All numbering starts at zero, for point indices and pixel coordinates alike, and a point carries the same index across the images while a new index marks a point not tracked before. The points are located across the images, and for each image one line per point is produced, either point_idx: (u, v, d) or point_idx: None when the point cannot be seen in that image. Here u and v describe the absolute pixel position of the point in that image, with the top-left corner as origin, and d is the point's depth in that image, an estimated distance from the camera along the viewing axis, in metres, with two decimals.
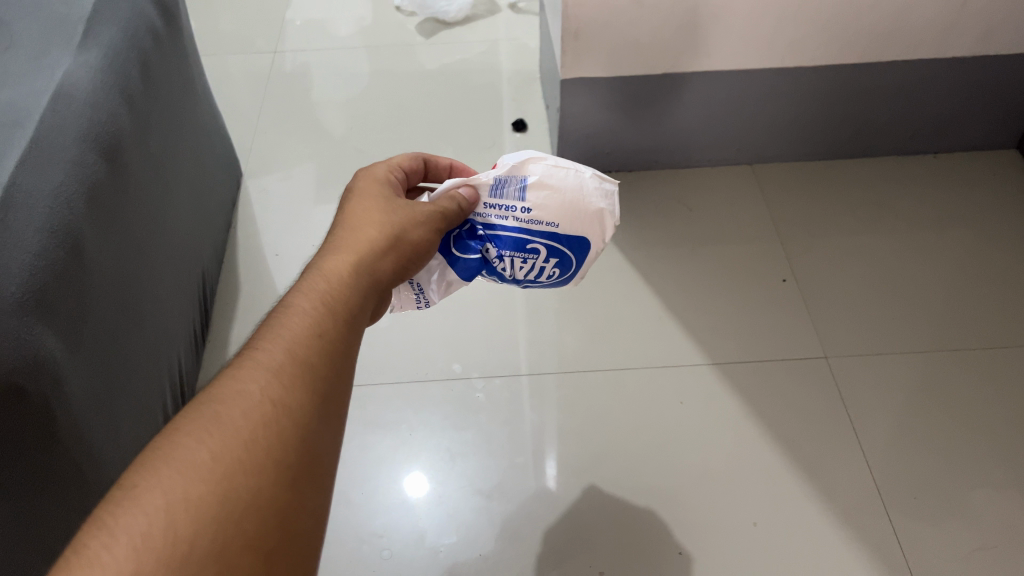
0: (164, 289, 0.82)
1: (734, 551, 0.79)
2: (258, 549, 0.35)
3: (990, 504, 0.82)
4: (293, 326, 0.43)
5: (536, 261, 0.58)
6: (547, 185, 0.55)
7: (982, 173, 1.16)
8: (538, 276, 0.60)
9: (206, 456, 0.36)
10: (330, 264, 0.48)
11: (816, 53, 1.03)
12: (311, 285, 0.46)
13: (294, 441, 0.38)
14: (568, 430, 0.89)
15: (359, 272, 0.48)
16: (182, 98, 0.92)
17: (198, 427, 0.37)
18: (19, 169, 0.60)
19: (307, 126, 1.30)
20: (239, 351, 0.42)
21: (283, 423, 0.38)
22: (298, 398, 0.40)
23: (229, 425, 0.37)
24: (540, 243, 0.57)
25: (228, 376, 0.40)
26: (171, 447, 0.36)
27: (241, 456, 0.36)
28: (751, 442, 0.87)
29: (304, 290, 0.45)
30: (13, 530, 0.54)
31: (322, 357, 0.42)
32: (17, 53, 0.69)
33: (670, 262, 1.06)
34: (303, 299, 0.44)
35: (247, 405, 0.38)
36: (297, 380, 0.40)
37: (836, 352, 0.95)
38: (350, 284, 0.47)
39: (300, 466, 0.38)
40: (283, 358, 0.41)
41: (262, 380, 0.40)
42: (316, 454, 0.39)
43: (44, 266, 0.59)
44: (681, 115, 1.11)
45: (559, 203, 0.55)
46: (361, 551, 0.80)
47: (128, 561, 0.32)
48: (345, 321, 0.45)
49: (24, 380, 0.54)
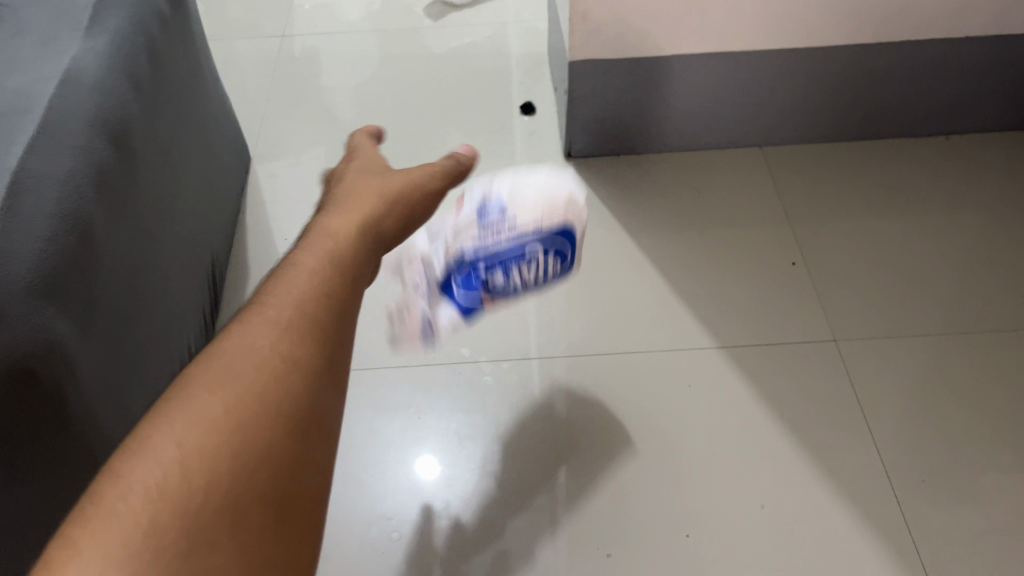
0: (173, 273, 0.82)
1: (741, 533, 0.79)
2: (267, 498, 0.38)
3: (997, 488, 0.81)
4: (298, 286, 0.46)
5: (536, 257, 0.72)
6: (516, 205, 0.72)
7: (996, 154, 1.15)
8: (547, 270, 0.74)
9: (219, 410, 0.39)
10: (333, 225, 0.52)
11: (826, 33, 1.02)
12: (316, 244, 0.50)
13: (300, 396, 0.41)
14: (577, 413, 0.89)
15: (360, 234, 0.52)
16: (190, 83, 0.92)
17: (211, 381, 0.40)
18: (28, 154, 0.60)
19: (316, 110, 1.30)
20: (247, 309, 0.46)
21: (291, 376, 0.42)
22: (305, 354, 0.43)
23: (241, 379, 0.41)
24: (532, 244, 0.72)
25: (238, 333, 0.43)
26: (185, 400, 0.39)
27: (252, 409, 0.40)
28: (759, 426, 0.87)
29: (310, 248, 0.49)
30: (24, 508, 0.55)
31: (328, 315, 0.45)
32: (24, 40, 0.69)
33: (679, 244, 1.06)
34: (308, 256, 0.48)
35: (257, 362, 0.42)
36: (306, 335, 0.44)
37: (845, 335, 0.95)
38: (351, 246, 0.50)
39: (307, 421, 0.41)
40: (290, 317, 0.44)
41: (271, 337, 0.43)
42: (323, 409, 0.42)
43: (52, 251, 0.59)
44: (690, 97, 1.10)
45: (528, 212, 0.72)
46: (370, 534, 0.81)
47: (144, 511, 0.35)
48: (349, 280, 0.48)
49: (34, 363, 0.55)
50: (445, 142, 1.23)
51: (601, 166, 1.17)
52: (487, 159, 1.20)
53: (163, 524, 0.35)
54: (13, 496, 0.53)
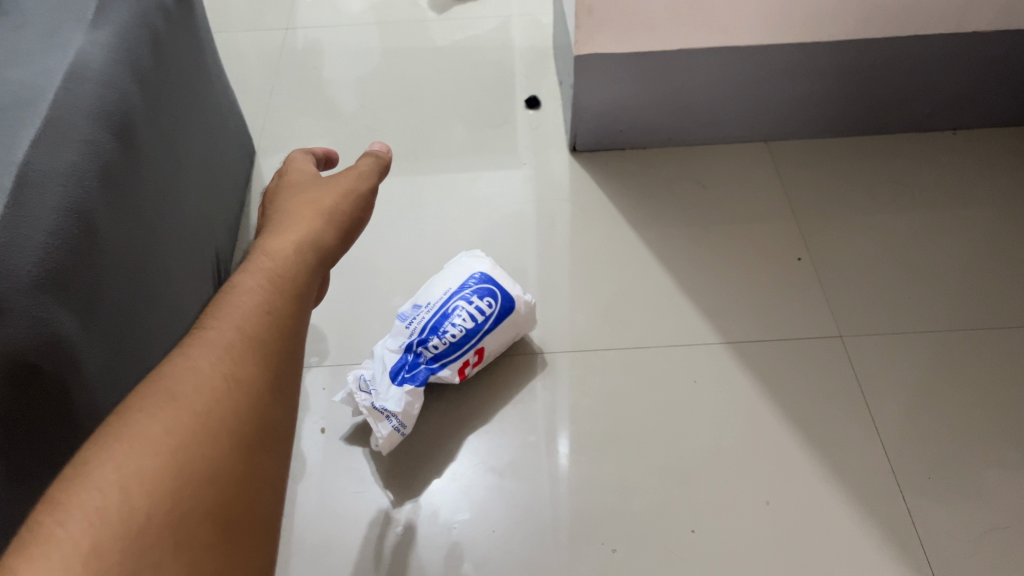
0: (178, 267, 0.82)
1: (746, 529, 0.79)
2: (213, 517, 0.39)
3: (1002, 485, 0.81)
4: (240, 307, 0.47)
5: (461, 309, 0.87)
6: (434, 284, 0.92)
7: (1002, 150, 1.15)
8: (482, 314, 0.87)
9: (159, 432, 0.40)
10: (274, 244, 0.53)
11: (832, 28, 1.02)
12: (255, 265, 0.51)
13: (244, 414, 0.42)
14: (581, 408, 0.89)
15: (301, 249, 0.54)
16: (195, 76, 0.92)
17: (150, 404, 0.41)
18: (33, 148, 0.60)
19: (318, 104, 1.30)
20: (189, 332, 0.47)
21: (232, 396, 0.43)
22: (247, 373, 0.44)
23: (182, 401, 0.41)
24: (452, 302, 0.88)
25: (180, 355, 0.44)
26: (123, 424, 0.40)
27: (194, 429, 0.40)
28: (763, 422, 0.87)
29: (251, 268, 0.51)
30: (29, 503, 0.55)
31: (270, 333, 0.47)
32: (28, 33, 0.69)
33: (684, 239, 1.06)
34: (247, 278, 0.50)
35: (199, 381, 0.43)
36: (248, 354, 0.45)
37: (850, 331, 0.95)
38: (291, 262, 0.52)
39: (253, 439, 0.42)
40: (232, 336, 0.45)
41: (212, 357, 0.44)
42: (270, 426, 0.44)
43: (58, 245, 0.59)
44: (695, 91, 1.10)
45: (438, 291, 0.90)
46: (374, 528, 0.80)
47: (85, 537, 0.35)
48: (292, 297, 0.50)
49: (38, 358, 0.55)
50: (449, 136, 1.23)
51: (606, 161, 1.17)
52: (491, 153, 1.19)
53: (105, 548, 0.35)
54: (17, 491, 0.54)
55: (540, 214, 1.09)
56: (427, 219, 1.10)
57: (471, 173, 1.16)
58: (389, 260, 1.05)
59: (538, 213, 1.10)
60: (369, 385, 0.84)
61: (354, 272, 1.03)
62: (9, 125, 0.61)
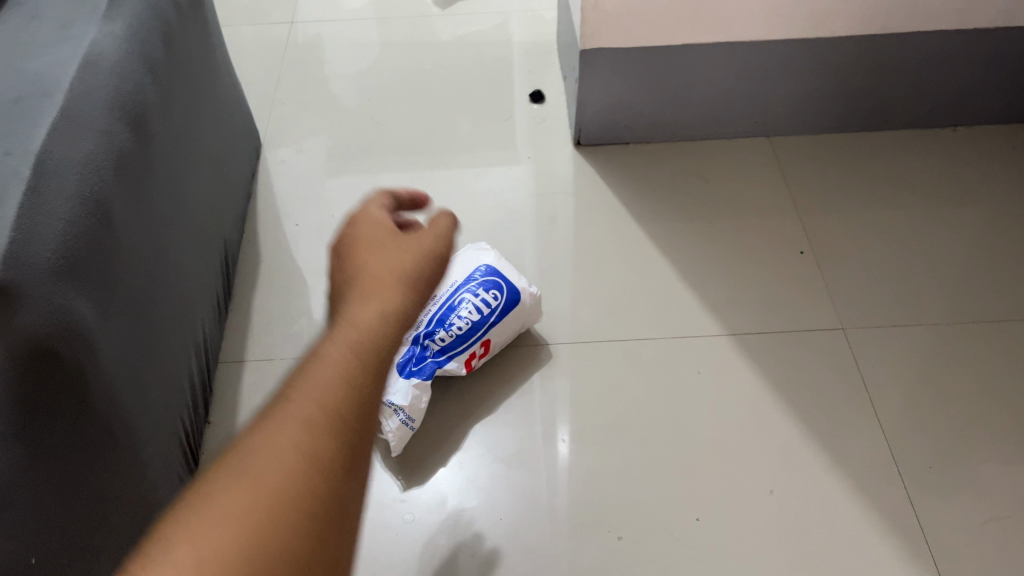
0: (189, 258, 0.83)
1: (750, 518, 0.80)
2: None
3: (1000, 476, 0.82)
4: (320, 381, 0.40)
5: (467, 302, 0.88)
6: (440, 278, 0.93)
7: (1003, 146, 1.16)
8: (487, 307, 0.88)
9: (212, 551, 0.33)
10: (359, 309, 0.44)
11: (835, 24, 1.03)
12: (339, 328, 0.43)
13: (313, 524, 0.35)
14: (586, 400, 0.90)
15: (390, 312, 0.44)
16: (205, 69, 0.92)
17: (205, 510, 0.34)
18: (50, 137, 0.61)
19: (322, 98, 1.30)
20: (264, 405, 0.39)
21: (302, 505, 0.36)
22: (321, 471, 0.37)
23: (243, 511, 0.35)
24: (458, 294, 0.89)
25: (249, 439, 0.37)
26: (174, 538, 0.33)
27: (250, 548, 0.34)
28: (767, 413, 0.88)
29: (337, 332, 0.42)
30: (49, 486, 0.56)
31: (350, 419, 0.39)
32: (45, 25, 0.71)
33: (687, 233, 1.06)
34: (331, 346, 0.41)
35: (264, 480, 0.36)
36: (329, 434, 0.38)
37: (851, 324, 0.96)
38: (377, 327, 0.43)
39: (318, 558, 0.35)
40: (309, 420, 0.38)
41: (281, 447, 0.37)
42: (338, 539, 0.37)
43: (75, 233, 0.60)
44: (699, 86, 1.11)
45: (444, 284, 0.91)
46: (382, 516, 0.81)
47: None
48: (374, 369, 0.41)
49: (59, 345, 0.56)
50: (454, 129, 1.23)
51: (610, 155, 1.18)
52: (495, 147, 1.20)
53: None
54: (38, 476, 0.55)
55: (545, 208, 1.10)
56: None
57: (476, 167, 1.17)
58: None
59: (542, 207, 1.10)
60: None
61: None
62: (27, 115, 0.62)
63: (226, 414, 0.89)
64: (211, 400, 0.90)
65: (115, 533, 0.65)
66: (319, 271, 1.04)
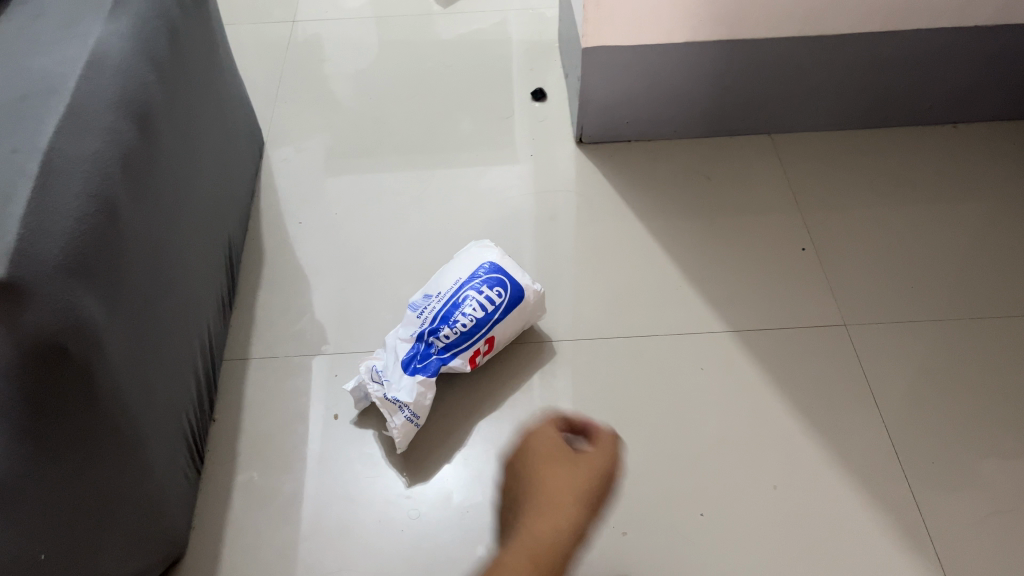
0: (193, 255, 0.83)
1: (754, 512, 0.81)
2: None
3: (1003, 471, 0.83)
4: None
5: (471, 299, 0.88)
6: (443, 275, 0.93)
7: (1004, 142, 1.16)
8: (491, 304, 0.88)
9: None
10: (537, 526, 0.56)
11: (836, 21, 1.04)
12: (517, 544, 0.56)
13: None
14: (590, 396, 0.90)
15: (565, 530, 0.57)
16: (209, 67, 0.93)
17: None
18: (57, 134, 0.61)
19: (324, 97, 1.30)
20: None
21: None
22: None
23: None
24: (463, 291, 0.89)
25: None
26: None
27: None
28: (770, 409, 0.88)
29: (516, 544, 0.55)
30: (56, 482, 0.56)
31: None
32: (50, 23, 0.71)
33: (689, 230, 1.07)
34: (512, 557, 0.54)
35: None
36: None
37: (854, 320, 0.96)
38: (555, 546, 0.55)
39: None
40: None
41: None
42: None
43: (82, 231, 0.60)
44: (701, 83, 1.12)
45: (449, 281, 0.91)
46: (388, 513, 0.82)
47: None
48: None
49: (68, 341, 0.56)
50: (456, 127, 1.24)
51: (612, 153, 1.18)
52: (497, 145, 1.20)
53: None
54: (45, 471, 0.55)
55: (547, 205, 1.11)
56: (435, 210, 1.11)
57: (479, 165, 1.17)
58: (398, 250, 1.06)
59: (545, 204, 1.11)
60: (381, 375, 0.86)
61: (364, 262, 1.04)
62: (33, 112, 0.62)
63: (230, 411, 0.90)
64: (216, 398, 0.91)
65: (120, 528, 0.65)
66: (323, 269, 1.04)
